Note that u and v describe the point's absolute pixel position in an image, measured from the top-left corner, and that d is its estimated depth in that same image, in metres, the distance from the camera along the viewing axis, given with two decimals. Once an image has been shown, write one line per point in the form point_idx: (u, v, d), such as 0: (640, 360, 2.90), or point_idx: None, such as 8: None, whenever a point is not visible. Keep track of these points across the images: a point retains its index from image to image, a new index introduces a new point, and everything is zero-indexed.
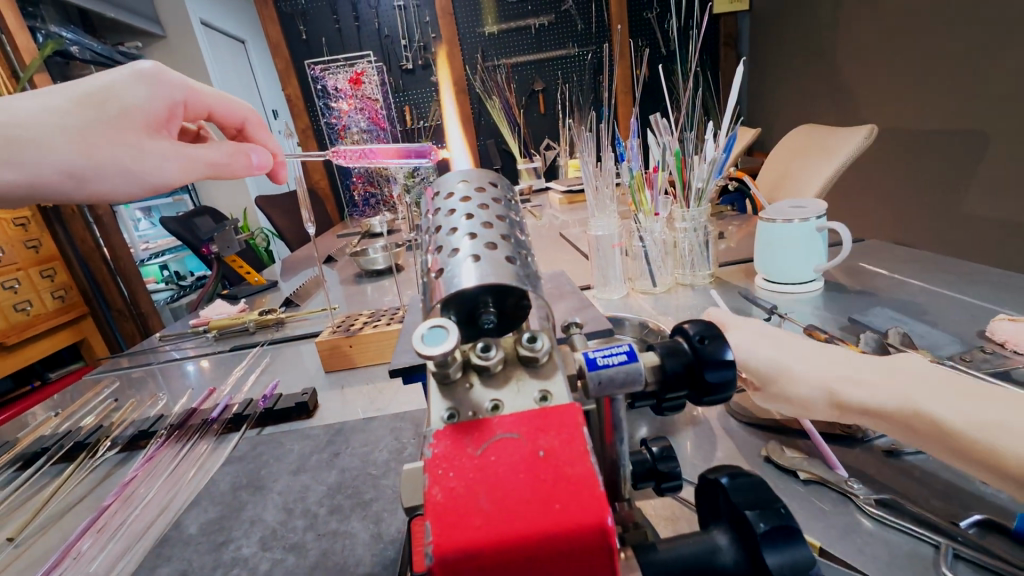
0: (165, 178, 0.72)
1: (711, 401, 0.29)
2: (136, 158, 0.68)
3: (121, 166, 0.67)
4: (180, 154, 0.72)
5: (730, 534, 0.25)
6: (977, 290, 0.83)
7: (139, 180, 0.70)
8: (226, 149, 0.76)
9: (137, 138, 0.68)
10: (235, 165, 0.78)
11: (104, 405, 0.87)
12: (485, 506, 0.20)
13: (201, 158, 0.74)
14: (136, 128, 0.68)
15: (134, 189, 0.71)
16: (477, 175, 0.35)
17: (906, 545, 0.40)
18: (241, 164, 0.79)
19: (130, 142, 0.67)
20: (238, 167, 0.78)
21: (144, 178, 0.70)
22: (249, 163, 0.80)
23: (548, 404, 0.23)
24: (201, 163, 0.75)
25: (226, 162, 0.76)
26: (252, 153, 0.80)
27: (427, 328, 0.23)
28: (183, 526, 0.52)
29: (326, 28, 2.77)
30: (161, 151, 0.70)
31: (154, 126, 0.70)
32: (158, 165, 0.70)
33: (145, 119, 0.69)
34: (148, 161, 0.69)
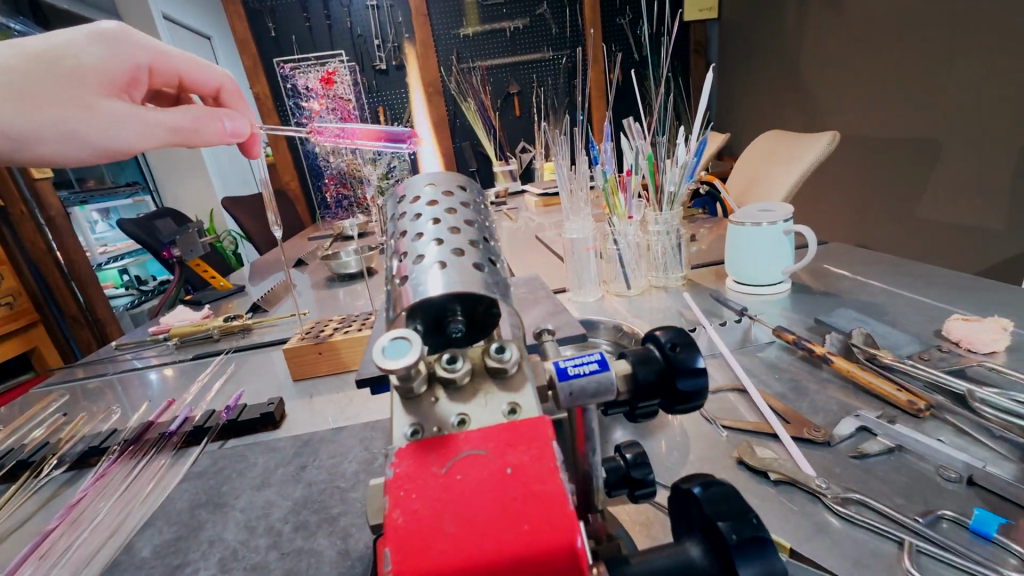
0: (121, 142, 0.71)
1: (684, 409, 0.29)
2: (87, 120, 0.67)
3: (68, 127, 0.66)
4: (137, 116, 0.70)
5: (703, 545, 0.24)
6: (934, 291, 0.87)
7: (89, 143, 0.69)
8: (191, 114, 0.75)
9: (89, 97, 0.67)
10: (202, 131, 0.76)
11: (52, 419, 0.82)
12: (450, 528, 0.19)
13: (162, 122, 0.72)
14: (88, 88, 0.67)
15: (84, 153, 0.70)
16: (445, 179, 0.33)
17: (873, 542, 0.41)
18: (211, 132, 0.77)
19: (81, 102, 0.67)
20: (205, 134, 0.76)
21: (96, 142, 0.69)
22: (220, 129, 0.78)
23: (517, 417, 0.22)
24: (161, 127, 0.73)
25: (190, 126, 0.74)
26: (223, 119, 0.78)
27: (389, 340, 0.22)
28: (135, 549, 0.49)
29: (296, 25, 2.70)
30: (117, 112, 0.69)
31: (112, 87, 0.70)
32: (112, 127, 0.69)
33: (100, 79, 0.68)
34: (101, 123, 0.68)
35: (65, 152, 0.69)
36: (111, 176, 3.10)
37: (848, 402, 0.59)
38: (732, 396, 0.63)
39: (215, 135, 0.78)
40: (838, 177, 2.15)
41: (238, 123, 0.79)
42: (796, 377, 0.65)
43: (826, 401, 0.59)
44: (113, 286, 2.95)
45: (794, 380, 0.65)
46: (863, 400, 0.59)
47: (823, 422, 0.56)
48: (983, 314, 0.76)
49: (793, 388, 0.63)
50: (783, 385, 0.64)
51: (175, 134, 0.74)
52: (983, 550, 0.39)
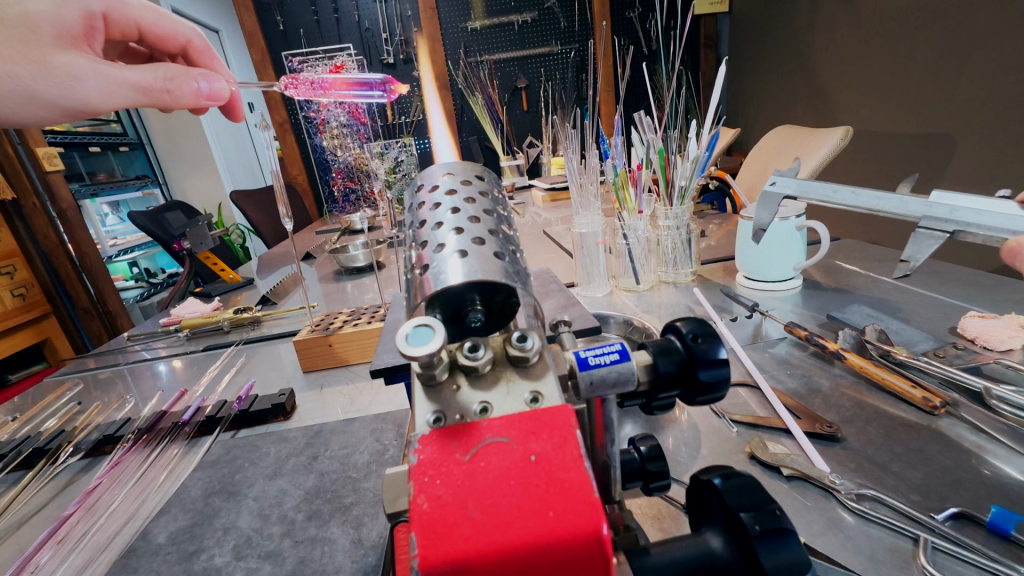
0: (81, 99, 0.74)
1: (704, 400, 0.29)
2: (42, 75, 0.70)
3: (23, 82, 0.70)
4: (99, 73, 0.72)
5: (723, 536, 0.24)
6: (948, 288, 0.85)
7: (50, 101, 0.73)
8: (162, 73, 0.76)
9: (42, 51, 0.70)
10: (174, 90, 0.77)
11: (66, 408, 0.83)
12: (473, 513, 0.19)
13: (127, 81, 0.74)
14: (40, 42, 0.70)
15: (47, 112, 0.74)
16: (463, 169, 0.33)
17: (887, 539, 0.41)
18: (186, 92, 0.78)
19: (34, 56, 0.70)
20: (177, 95, 0.77)
21: (55, 99, 0.73)
22: (194, 90, 0.79)
23: (539, 406, 0.22)
24: (128, 86, 0.75)
25: (160, 86, 0.76)
26: (198, 79, 0.78)
27: (412, 327, 0.22)
28: (151, 535, 0.50)
29: (304, 19, 2.70)
30: (76, 68, 0.71)
31: (67, 39, 0.72)
32: (71, 84, 0.72)
33: (53, 31, 0.71)
34: (58, 79, 0.71)
35: (25, 109, 0.73)
36: (122, 169, 3.12)
37: (862, 399, 0.58)
38: (743, 391, 0.63)
39: (188, 97, 0.78)
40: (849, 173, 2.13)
41: (213, 83, 0.80)
42: (808, 373, 0.65)
43: (839, 398, 0.59)
44: (123, 279, 2.97)
45: (807, 376, 0.64)
46: (876, 396, 0.58)
47: (835, 419, 0.55)
48: (998, 311, 0.75)
49: (805, 384, 0.62)
50: (795, 381, 0.64)
51: (143, 93, 0.76)
52: (1000, 547, 0.39)
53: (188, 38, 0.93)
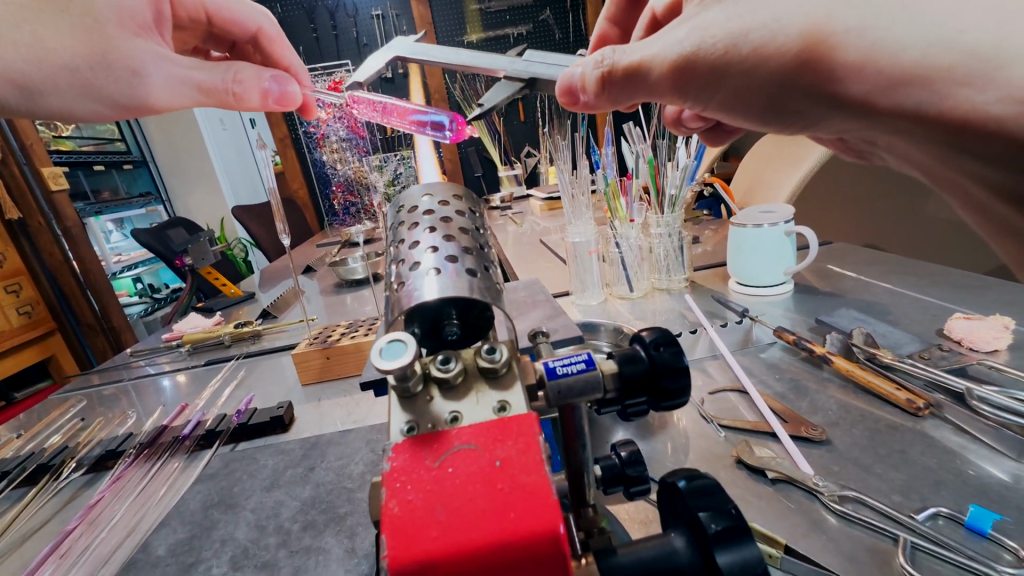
0: (143, 96, 0.73)
1: (669, 406, 0.30)
2: (103, 70, 0.70)
3: (83, 73, 0.69)
4: (169, 69, 0.73)
5: (686, 536, 0.25)
6: (936, 290, 0.86)
7: (107, 95, 0.72)
8: (227, 74, 0.75)
9: (107, 44, 0.68)
10: (239, 93, 0.76)
11: (69, 424, 0.84)
12: (441, 516, 0.20)
13: (191, 80, 0.74)
14: (104, 32, 0.68)
15: (103, 107, 0.74)
16: (441, 190, 0.35)
17: (867, 539, 0.41)
18: (249, 96, 0.76)
19: (100, 48, 0.68)
20: (243, 96, 0.76)
21: (116, 95, 0.72)
22: (262, 91, 0.76)
23: (507, 414, 0.24)
24: (193, 86, 0.75)
25: (225, 88, 0.76)
26: (267, 80, 0.76)
27: (385, 342, 0.24)
28: (151, 548, 0.51)
29: (303, 35, 2.75)
30: (143, 58, 0.71)
31: (136, 28, 0.71)
32: (139, 78, 0.71)
33: (118, 19, 0.69)
34: (120, 76, 0.71)
35: (83, 104, 0.73)
36: (125, 186, 3.17)
37: (848, 401, 0.59)
38: (733, 396, 0.64)
39: (251, 101, 0.77)
40: None
41: (284, 87, 0.77)
42: (796, 377, 0.66)
43: (825, 401, 0.60)
44: (127, 295, 3.01)
45: (795, 380, 0.65)
46: (862, 399, 0.59)
47: (822, 423, 0.56)
48: (986, 313, 0.76)
49: (794, 389, 0.63)
50: (783, 385, 0.65)
51: (206, 93, 0.75)
52: (979, 546, 0.40)
53: (258, 24, 0.92)
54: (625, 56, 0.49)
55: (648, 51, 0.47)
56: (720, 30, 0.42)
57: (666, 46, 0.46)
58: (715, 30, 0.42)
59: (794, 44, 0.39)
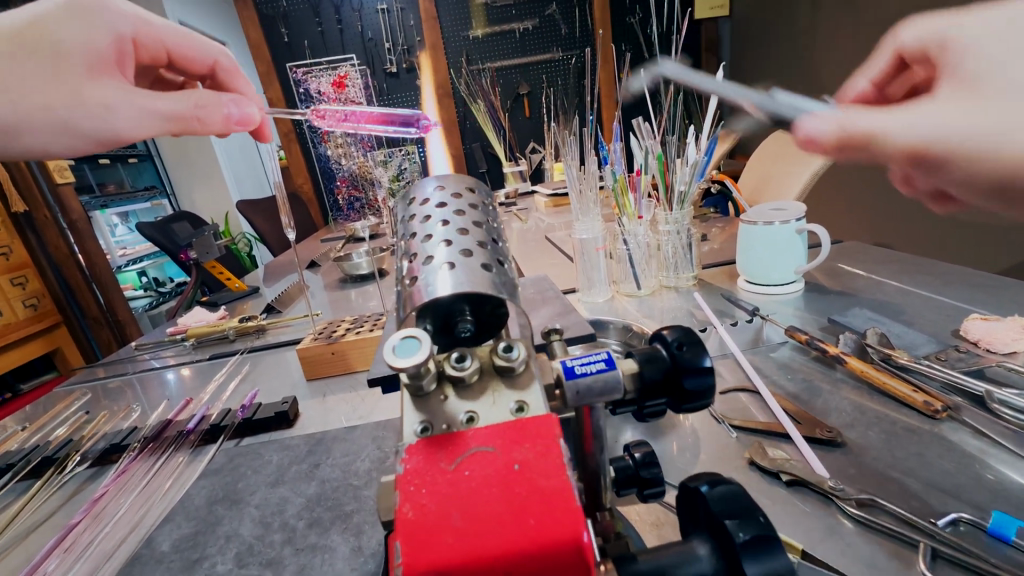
0: (114, 129, 0.71)
1: (690, 408, 0.29)
2: (78, 107, 0.68)
3: (59, 112, 0.67)
4: (134, 103, 0.70)
5: (709, 544, 0.25)
6: (951, 290, 0.85)
7: (82, 130, 0.70)
8: (191, 100, 0.74)
9: (78, 81, 0.67)
10: (204, 118, 0.75)
11: (74, 417, 0.84)
12: (456, 522, 0.19)
13: (157, 109, 0.72)
14: (75, 72, 0.66)
15: (78, 141, 0.71)
16: (454, 182, 0.34)
17: (886, 545, 0.40)
18: (213, 118, 0.76)
19: (70, 87, 0.66)
20: (207, 121, 0.76)
21: (89, 129, 0.70)
22: (224, 116, 0.77)
23: (524, 415, 0.23)
24: (160, 116, 0.73)
25: (191, 113, 0.74)
26: (227, 104, 0.77)
27: (398, 339, 0.23)
28: (155, 543, 0.51)
29: (308, 30, 2.74)
30: (108, 96, 0.68)
31: (100, 68, 0.69)
32: (106, 112, 0.69)
33: (86, 61, 0.67)
34: (94, 111, 0.69)
35: (58, 139, 0.70)
36: (130, 180, 3.17)
37: (863, 402, 0.58)
38: (743, 396, 0.62)
39: (218, 125, 0.77)
40: (850, 176, 2.13)
41: (244, 108, 0.78)
42: (809, 377, 0.65)
43: (839, 402, 0.59)
44: (132, 288, 3.02)
45: (808, 381, 0.64)
46: (877, 400, 0.58)
47: (836, 425, 0.55)
48: (1004, 314, 0.74)
49: (806, 389, 0.62)
50: (796, 385, 0.63)
51: (174, 121, 0.73)
52: (1002, 554, 0.39)
53: (215, 57, 0.87)
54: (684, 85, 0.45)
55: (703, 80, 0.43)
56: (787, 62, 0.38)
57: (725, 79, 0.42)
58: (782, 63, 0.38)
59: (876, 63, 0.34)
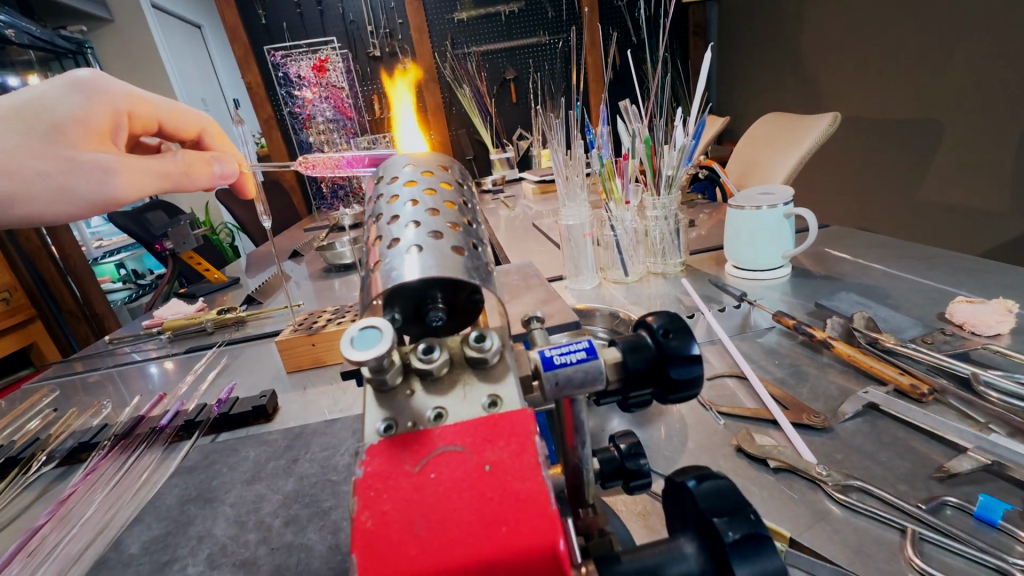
0: (108, 195, 0.67)
1: (677, 399, 0.28)
2: (72, 172, 0.64)
3: (52, 179, 0.63)
4: (127, 167, 0.67)
5: (697, 542, 0.25)
6: (936, 273, 0.85)
7: (77, 198, 0.65)
8: (179, 158, 0.72)
9: (72, 151, 0.64)
10: (193, 175, 0.73)
11: (43, 414, 0.81)
12: (421, 531, 0.18)
13: (150, 169, 0.69)
14: (69, 142, 0.64)
15: (73, 209, 0.67)
16: (425, 160, 0.32)
17: (875, 531, 0.40)
18: (200, 177, 0.74)
19: (62, 157, 0.63)
20: (196, 177, 0.73)
21: (84, 196, 0.65)
22: (210, 173, 0.75)
23: (497, 411, 0.22)
24: (153, 174, 0.69)
25: (181, 170, 0.71)
26: (213, 162, 0.75)
27: (357, 330, 0.21)
28: (124, 545, 0.49)
29: (287, 12, 2.65)
30: (103, 165, 0.65)
31: (95, 140, 0.67)
32: (100, 180, 0.65)
33: (80, 131, 0.65)
34: (88, 176, 0.65)
35: (54, 208, 0.66)
36: None
37: (850, 386, 0.57)
38: (731, 382, 0.62)
39: (205, 180, 0.74)
40: (836, 162, 2.13)
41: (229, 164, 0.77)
42: (796, 362, 0.64)
43: (826, 386, 0.58)
44: (111, 281, 2.93)
45: (795, 365, 0.63)
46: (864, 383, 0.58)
47: (824, 409, 0.54)
48: (987, 296, 0.74)
49: (794, 374, 0.62)
50: (783, 370, 0.63)
51: (166, 179, 0.70)
52: (988, 537, 0.38)
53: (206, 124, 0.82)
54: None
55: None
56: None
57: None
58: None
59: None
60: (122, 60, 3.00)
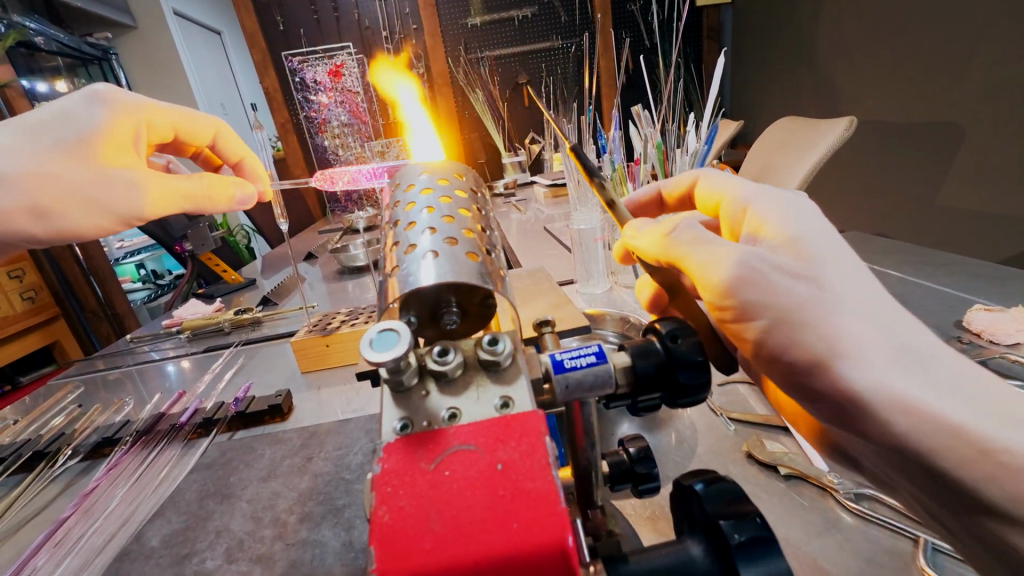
0: (135, 211, 0.69)
1: (686, 402, 0.28)
2: (104, 184, 0.65)
3: (86, 191, 0.64)
4: (153, 182, 0.70)
5: (704, 544, 0.26)
6: (954, 280, 0.84)
7: (111, 211, 0.67)
8: (206, 183, 0.76)
9: (101, 161, 0.66)
10: (215, 202, 0.78)
11: (69, 409, 0.84)
12: (435, 526, 0.19)
13: (175, 186, 0.72)
14: (98, 152, 0.66)
15: (105, 221, 0.67)
16: (441, 167, 0.33)
17: (887, 540, 0.39)
18: (221, 203, 0.80)
19: (92, 168, 0.65)
20: (216, 204, 0.79)
21: (118, 208, 0.67)
22: (231, 201, 0.81)
23: (510, 412, 0.22)
24: (179, 194, 0.73)
25: (206, 195, 0.76)
26: (234, 192, 0.82)
27: (376, 332, 0.22)
28: (145, 539, 0.50)
29: (304, 18, 2.70)
30: (132, 177, 0.67)
31: (120, 151, 0.68)
32: (129, 191, 0.67)
33: (109, 142, 0.67)
34: (118, 188, 0.66)
35: (87, 219, 0.66)
36: None
37: None
38: (743, 388, 0.61)
39: (225, 205, 0.80)
40: (854, 166, 2.10)
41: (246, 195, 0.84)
42: None
43: None
44: (131, 281, 3.01)
45: None
46: None
47: None
48: (1007, 304, 0.73)
49: None
50: None
51: (190, 200, 0.74)
52: None
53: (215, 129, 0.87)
54: (682, 235, 0.42)
55: (769, 204, 0.42)
56: (772, 290, 0.37)
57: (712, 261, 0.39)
58: (756, 290, 0.37)
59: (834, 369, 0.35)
60: (146, 66, 3.09)
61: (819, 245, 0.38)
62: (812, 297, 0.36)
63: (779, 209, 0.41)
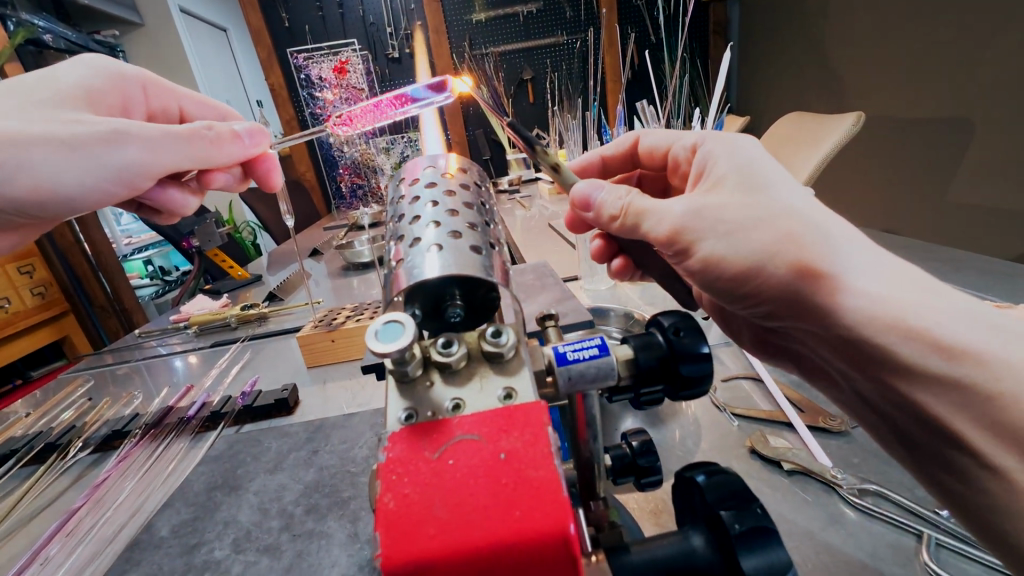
0: (139, 162, 0.64)
1: (689, 395, 0.29)
2: (83, 132, 0.60)
3: (64, 142, 0.59)
4: (145, 128, 0.64)
5: (706, 536, 0.26)
6: (961, 276, 0.83)
7: (100, 164, 0.62)
8: (204, 125, 0.69)
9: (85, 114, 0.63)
10: (221, 144, 0.69)
11: (79, 402, 0.85)
12: (439, 513, 0.20)
13: (171, 132, 0.66)
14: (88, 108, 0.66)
15: (95, 179, 0.62)
16: (445, 162, 0.33)
17: (890, 536, 0.40)
18: (229, 144, 0.70)
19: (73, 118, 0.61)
20: (222, 147, 0.69)
21: (107, 160, 0.62)
22: (240, 145, 0.72)
23: (512, 403, 0.23)
24: (175, 139, 0.66)
25: (205, 133, 0.68)
26: (239, 132, 0.72)
27: (381, 324, 0.23)
28: (154, 529, 0.51)
29: (309, 15, 2.69)
30: (119, 126, 0.62)
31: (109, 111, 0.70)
32: (118, 139, 0.62)
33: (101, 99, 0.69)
34: (104, 139, 0.61)
35: (71, 172, 0.60)
36: None
37: None
38: (746, 384, 0.61)
39: (230, 144, 0.70)
40: (863, 162, 2.08)
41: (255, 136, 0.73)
42: None
43: None
44: (139, 277, 3.02)
45: None
46: None
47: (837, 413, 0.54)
48: (1014, 301, 0.72)
49: None
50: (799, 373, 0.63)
51: (189, 142, 0.66)
52: None
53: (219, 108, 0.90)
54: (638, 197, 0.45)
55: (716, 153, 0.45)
56: (725, 215, 0.40)
57: (662, 206, 0.43)
58: (711, 218, 0.40)
59: (786, 276, 0.39)
60: (153, 63, 3.10)
61: (762, 176, 0.42)
62: (770, 225, 0.39)
63: (720, 151, 0.45)
